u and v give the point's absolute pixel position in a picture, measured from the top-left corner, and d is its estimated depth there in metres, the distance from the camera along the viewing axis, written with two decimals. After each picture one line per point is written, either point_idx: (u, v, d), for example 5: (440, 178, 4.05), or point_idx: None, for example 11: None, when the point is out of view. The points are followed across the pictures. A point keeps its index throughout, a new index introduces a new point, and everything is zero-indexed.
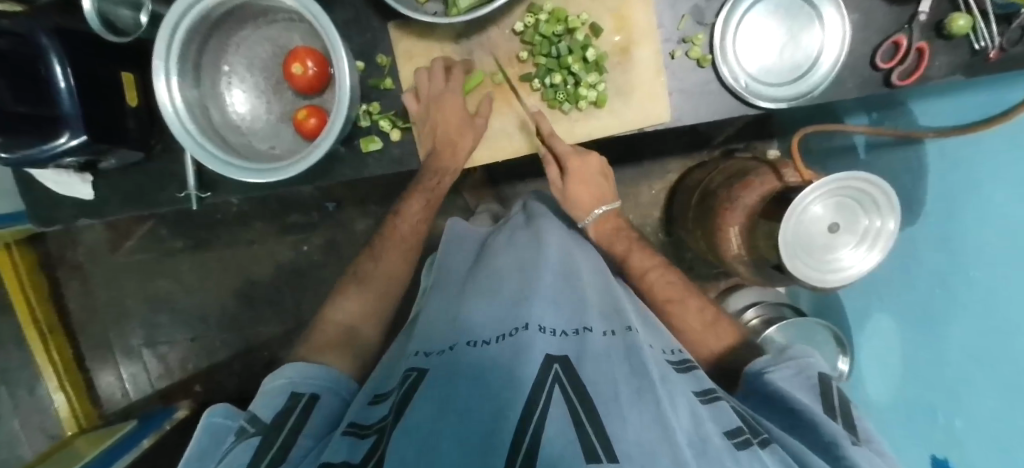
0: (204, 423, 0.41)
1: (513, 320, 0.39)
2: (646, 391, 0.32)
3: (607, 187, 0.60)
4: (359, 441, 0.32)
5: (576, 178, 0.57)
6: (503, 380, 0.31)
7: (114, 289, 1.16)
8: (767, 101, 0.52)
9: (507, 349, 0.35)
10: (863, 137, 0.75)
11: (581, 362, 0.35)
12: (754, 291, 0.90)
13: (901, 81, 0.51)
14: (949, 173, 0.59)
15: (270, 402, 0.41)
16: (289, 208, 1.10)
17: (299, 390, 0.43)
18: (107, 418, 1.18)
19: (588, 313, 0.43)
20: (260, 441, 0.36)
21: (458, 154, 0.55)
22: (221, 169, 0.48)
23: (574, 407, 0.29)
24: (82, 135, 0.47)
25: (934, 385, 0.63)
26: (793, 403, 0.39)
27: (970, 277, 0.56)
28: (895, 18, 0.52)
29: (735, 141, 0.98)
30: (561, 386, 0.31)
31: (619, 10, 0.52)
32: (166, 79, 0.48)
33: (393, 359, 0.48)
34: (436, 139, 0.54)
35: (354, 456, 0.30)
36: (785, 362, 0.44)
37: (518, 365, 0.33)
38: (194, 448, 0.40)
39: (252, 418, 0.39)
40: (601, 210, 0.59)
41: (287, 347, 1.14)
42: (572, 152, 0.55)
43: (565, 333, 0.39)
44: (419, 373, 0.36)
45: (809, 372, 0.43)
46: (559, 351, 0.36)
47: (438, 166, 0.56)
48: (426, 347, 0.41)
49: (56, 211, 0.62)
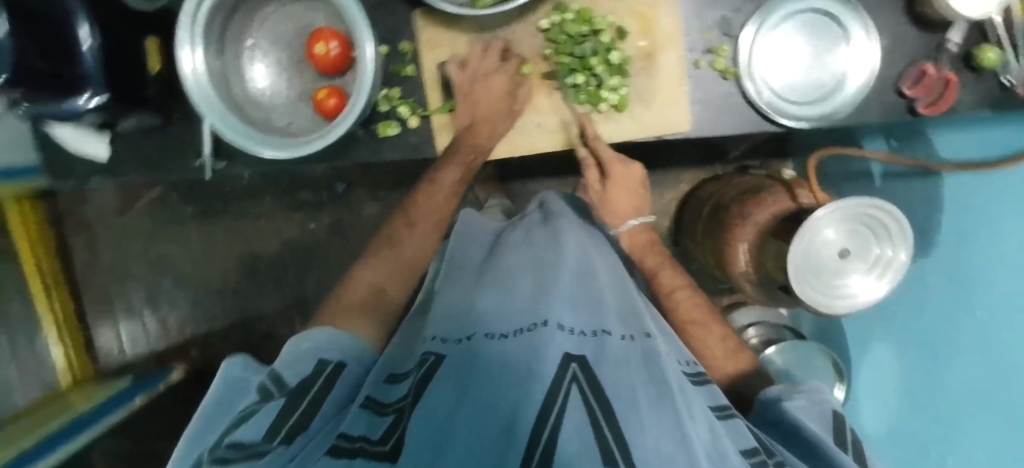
0: (222, 377, 0.44)
1: (532, 315, 0.39)
2: (665, 400, 0.32)
3: (642, 198, 0.59)
4: (377, 418, 0.33)
5: (615, 184, 0.57)
6: (520, 374, 0.31)
7: (121, 250, 1.18)
8: (789, 119, 0.51)
9: (524, 345, 0.35)
10: (880, 165, 0.73)
11: (600, 364, 0.34)
12: (758, 310, 0.89)
13: (925, 109, 0.51)
14: (961, 211, 0.59)
15: (297, 366, 0.42)
16: (299, 186, 1.10)
17: (326, 358, 0.44)
18: (103, 375, 1.20)
19: (606, 316, 0.42)
20: (286, 403, 0.37)
21: (487, 137, 0.54)
22: (242, 143, 0.49)
23: (592, 407, 0.28)
24: (104, 95, 0.47)
25: (930, 420, 0.63)
26: (803, 430, 0.38)
27: (976, 315, 0.57)
28: (924, 45, 0.51)
29: (751, 157, 0.98)
30: (578, 386, 0.30)
31: (646, 14, 0.52)
32: (190, 49, 0.48)
33: (409, 336, 0.49)
34: (475, 113, 0.53)
35: (374, 431, 0.31)
36: (802, 394, 0.44)
37: (537, 359, 0.32)
38: (212, 397, 0.42)
39: (279, 382, 0.40)
40: (634, 222, 0.59)
41: (287, 323, 1.15)
42: (616, 158, 0.56)
43: (583, 333, 0.38)
44: (437, 357, 0.37)
45: (822, 405, 0.43)
46: (578, 350, 0.35)
47: (466, 147, 0.54)
48: (444, 333, 0.42)
49: (71, 167, 0.62)
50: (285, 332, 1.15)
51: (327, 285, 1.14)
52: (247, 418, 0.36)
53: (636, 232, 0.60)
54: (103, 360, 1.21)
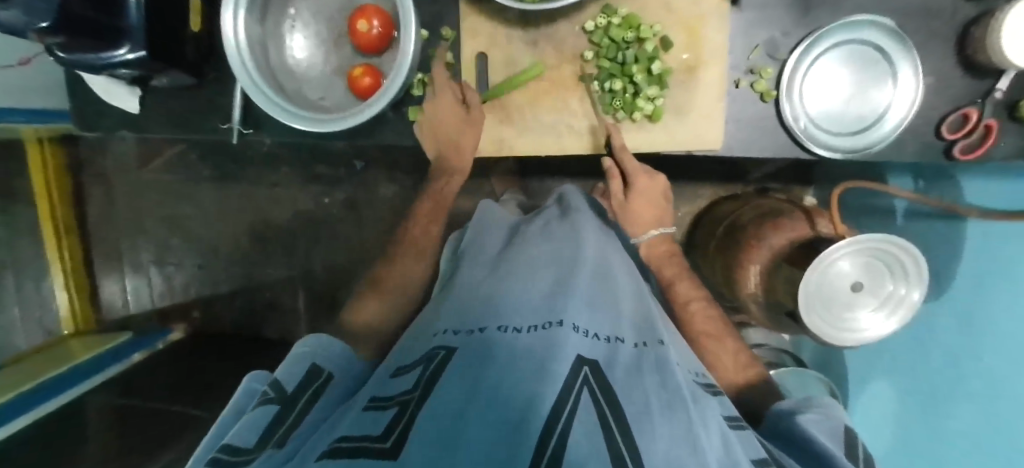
0: (244, 387, 0.42)
1: (548, 313, 0.39)
2: (677, 407, 0.32)
3: (664, 208, 0.61)
4: (380, 414, 0.32)
5: (638, 194, 0.58)
6: (534, 370, 0.31)
7: (134, 203, 1.18)
8: (822, 148, 0.51)
9: (538, 341, 0.35)
10: (905, 203, 0.71)
11: (613, 370, 0.34)
12: (761, 333, 0.90)
13: (963, 154, 0.50)
14: (982, 252, 0.58)
15: (290, 372, 0.42)
16: (318, 160, 1.10)
17: (319, 364, 0.44)
18: (104, 324, 1.22)
19: (622, 324, 0.43)
20: (278, 410, 0.37)
21: (464, 154, 0.57)
22: (274, 112, 0.49)
23: (603, 411, 0.29)
24: (142, 51, 0.48)
25: (925, 458, 0.64)
26: (814, 441, 0.39)
27: (983, 365, 0.56)
28: (971, 90, 0.50)
29: (772, 180, 0.97)
30: (589, 389, 0.31)
31: (694, 27, 0.51)
32: (233, 13, 0.48)
33: (415, 332, 0.47)
34: (438, 142, 0.56)
35: (376, 429, 0.30)
36: (814, 408, 0.44)
37: (551, 359, 0.32)
38: (230, 406, 0.41)
39: (274, 384, 0.40)
40: (655, 232, 0.60)
41: (290, 294, 1.16)
42: (642, 171, 0.57)
43: (597, 337, 0.38)
44: (448, 352, 0.37)
45: (835, 420, 0.43)
46: (590, 353, 0.35)
47: (446, 165, 0.59)
48: (456, 325, 0.42)
49: (100, 118, 0.63)
50: (287, 302, 1.16)
51: (334, 261, 1.14)
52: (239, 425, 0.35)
53: (659, 242, 0.62)
54: (106, 309, 1.23)
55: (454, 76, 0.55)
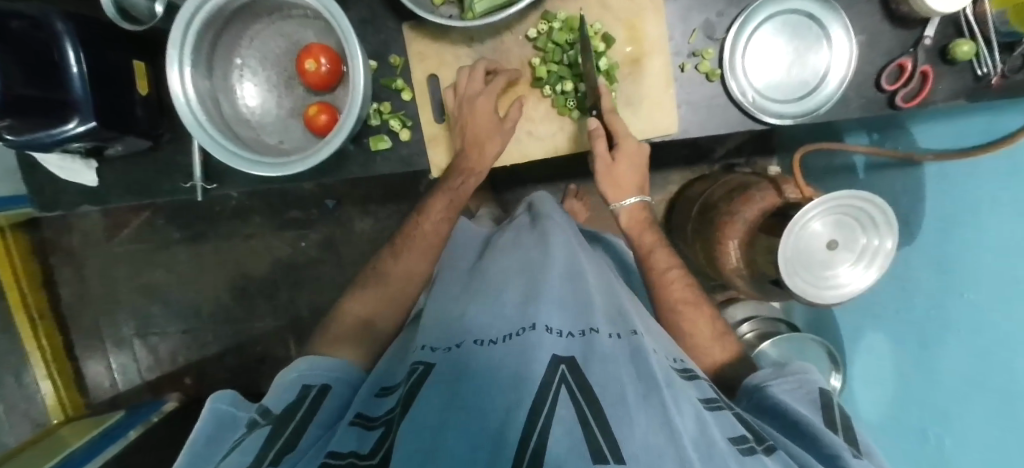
0: (209, 411, 0.39)
1: (521, 319, 0.41)
2: (652, 394, 0.33)
3: (645, 175, 0.58)
4: (366, 432, 0.33)
5: (621, 159, 0.54)
6: (510, 380, 0.32)
7: (108, 278, 1.15)
8: (772, 116, 0.53)
9: (515, 348, 0.36)
10: (863, 157, 0.76)
11: (587, 364, 0.35)
12: (751, 304, 0.89)
13: (905, 103, 0.52)
14: (938, 190, 0.61)
15: (280, 396, 0.42)
16: (289, 204, 1.10)
17: (310, 382, 0.44)
18: (93, 407, 1.17)
19: (595, 315, 0.44)
20: (271, 429, 0.36)
21: (485, 156, 0.56)
22: (233, 162, 0.48)
23: (581, 407, 0.30)
24: (93, 122, 0.47)
25: (925, 403, 0.63)
26: (790, 412, 0.41)
27: (967, 298, 0.56)
28: (901, 41, 0.53)
29: (736, 155, 1.00)
30: (567, 386, 0.32)
31: (632, 21, 0.53)
32: (179, 70, 0.48)
33: (398, 352, 0.50)
34: (465, 140, 0.55)
35: (363, 446, 0.31)
36: (785, 376, 0.46)
37: (526, 364, 0.34)
38: (197, 434, 0.37)
39: (264, 411, 0.39)
40: (629, 200, 0.58)
41: (282, 344, 1.14)
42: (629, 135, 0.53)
43: (570, 334, 0.40)
44: (426, 366, 0.37)
45: (808, 386, 0.45)
46: (565, 352, 0.37)
47: (464, 166, 0.56)
48: (433, 341, 0.42)
49: (57, 198, 0.61)
50: (280, 353, 1.14)
51: (322, 303, 1.13)
52: (232, 450, 0.34)
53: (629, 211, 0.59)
54: (93, 391, 1.18)
55: (455, 91, 0.55)
